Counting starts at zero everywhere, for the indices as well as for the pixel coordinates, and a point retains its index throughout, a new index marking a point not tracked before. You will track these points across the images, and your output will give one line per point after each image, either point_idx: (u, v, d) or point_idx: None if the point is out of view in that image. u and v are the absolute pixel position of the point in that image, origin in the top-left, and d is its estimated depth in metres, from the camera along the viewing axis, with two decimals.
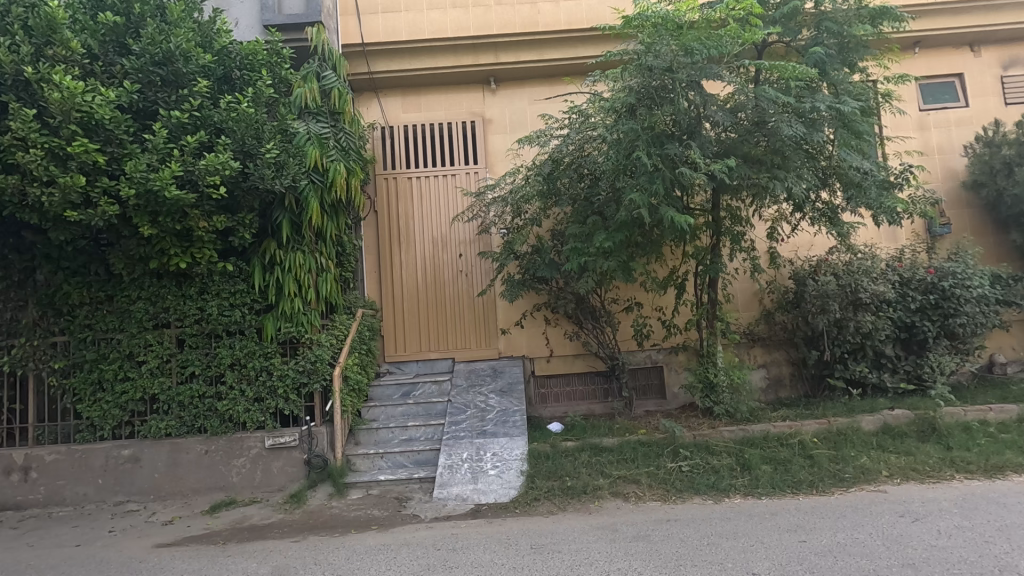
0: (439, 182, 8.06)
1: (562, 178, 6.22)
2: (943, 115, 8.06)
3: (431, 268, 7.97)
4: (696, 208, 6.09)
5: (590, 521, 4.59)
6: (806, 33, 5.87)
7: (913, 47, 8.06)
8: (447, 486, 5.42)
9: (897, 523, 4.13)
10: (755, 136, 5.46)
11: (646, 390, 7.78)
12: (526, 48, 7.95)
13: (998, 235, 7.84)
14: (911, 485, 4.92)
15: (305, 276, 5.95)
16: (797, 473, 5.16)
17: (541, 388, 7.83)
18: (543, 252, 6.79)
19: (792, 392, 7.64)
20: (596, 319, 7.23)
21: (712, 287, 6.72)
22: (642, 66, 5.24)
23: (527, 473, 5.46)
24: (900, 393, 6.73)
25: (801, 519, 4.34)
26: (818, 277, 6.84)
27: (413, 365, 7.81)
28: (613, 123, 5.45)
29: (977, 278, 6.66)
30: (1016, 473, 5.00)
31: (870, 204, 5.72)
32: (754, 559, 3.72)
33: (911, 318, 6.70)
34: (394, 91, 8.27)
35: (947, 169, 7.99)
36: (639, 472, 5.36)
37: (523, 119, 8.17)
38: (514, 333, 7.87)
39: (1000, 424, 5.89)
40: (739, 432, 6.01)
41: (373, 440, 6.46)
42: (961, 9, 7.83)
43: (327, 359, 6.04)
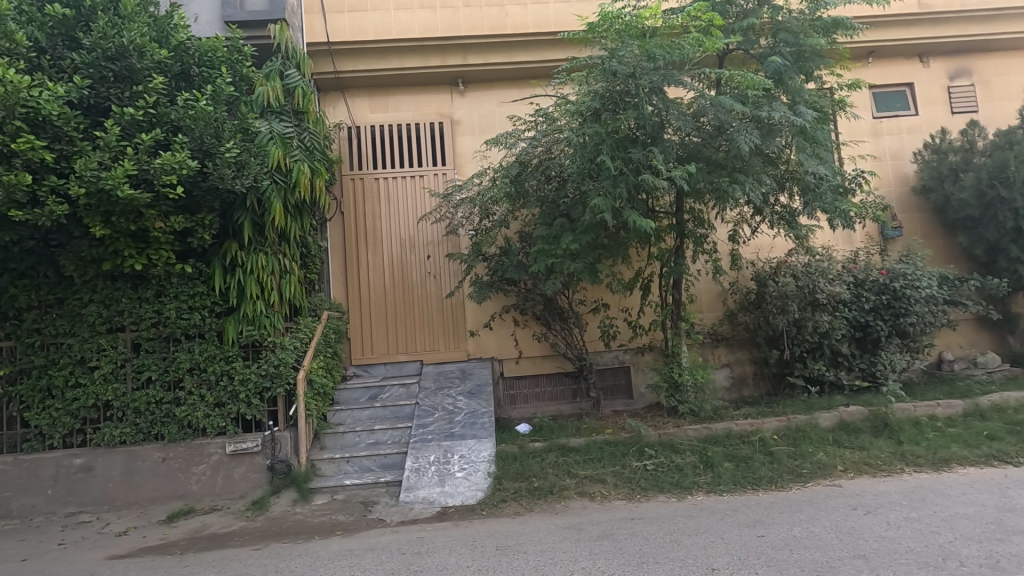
0: (407, 183, 8.00)
1: (530, 180, 6.24)
2: (895, 122, 8.39)
3: (399, 270, 7.90)
4: (660, 211, 6.20)
5: (556, 522, 4.62)
6: (765, 41, 6.04)
7: (866, 57, 8.39)
8: (413, 489, 5.38)
9: (851, 516, 4.28)
10: (716, 140, 5.59)
11: (614, 390, 7.88)
12: (494, 51, 7.98)
13: (946, 237, 8.21)
14: (864, 479, 5.11)
15: (267, 277, 5.81)
16: (757, 470, 5.30)
17: (510, 389, 7.84)
18: (511, 254, 6.81)
19: (755, 391, 7.84)
20: (564, 320, 7.27)
21: (676, 288, 6.85)
22: (606, 71, 5.31)
23: (494, 475, 5.46)
24: (855, 390, 6.97)
25: (760, 515, 4.45)
26: (778, 278, 7.04)
27: (380, 368, 7.73)
28: (579, 127, 5.51)
29: (926, 278, 6.94)
30: (961, 466, 5.23)
31: (825, 207, 5.92)
32: (714, 555, 3.79)
33: (866, 317, 6.95)
34: (361, 91, 8.18)
35: (899, 174, 8.33)
36: (605, 472, 5.42)
37: (491, 120, 8.18)
38: (483, 334, 7.86)
39: (947, 419, 6.16)
40: (703, 431, 6.14)
41: (339, 443, 6.38)
42: (911, 21, 8.18)
43: (292, 363, 5.93)
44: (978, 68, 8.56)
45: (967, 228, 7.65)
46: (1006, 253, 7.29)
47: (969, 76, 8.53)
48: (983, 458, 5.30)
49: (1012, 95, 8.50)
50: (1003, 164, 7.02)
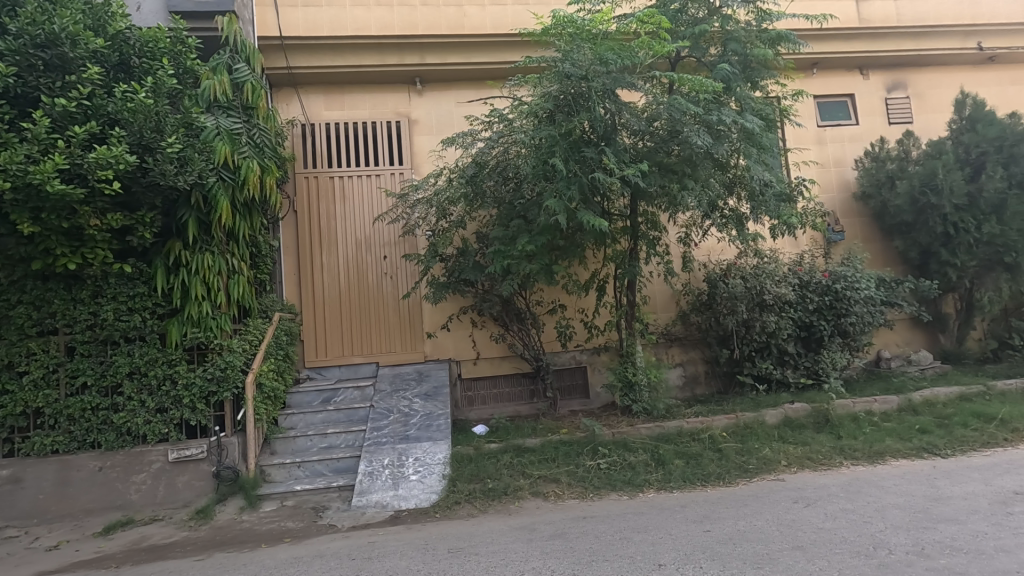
0: (363, 182, 7.88)
1: (487, 181, 6.22)
2: (838, 131, 8.78)
3: (354, 270, 7.77)
4: (615, 213, 6.29)
5: (509, 522, 4.63)
6: (714, 50, 6.23)
7: (811, 68, 8.75)
8: (366, 493, 5.29)
9: (792, 509, 4.45)
10: (669, 144, 5.70)
11: (571, 390, 7.95)
12: (452, 51, 7.96)
13: (884, 241, 8.63)
14: (805, 473, 5.31)
15: (214, 278, 5.60)
16: (706, 467, 5.45)
17: (468, 390, 7.82)
18: (468, 254, 6.80)
19: (707, 389, 8.05)
20: (521, 321, 7.30)
21: (630, 290, 6.97)
22: (560, 73, 5.37)
23: (449, 477, 5.43)
24: (800, 388, 7.25)
25: (707, 510, 4.57)
26: (728, 280, 7.28)
27: (335, 370, 7.58)
28: (534, 128, 5.56)
29: (865, 280, 7.28)
30: (894, 458, 5.51)
31: (770, 212, 6.13)
32: (662, 550, 3.87)
33: (810, 317, 7.23)
34: (315, 87, 8.01)
35: (841, 181, 8.71)
36: (559, 472, 5.47)
37: (449, 121, 8.14)
38: (440, 336, 7.81)
39: (883, 413, 6.48)
40: (656, 429, 6.28)
41: (291, 448, 6.23)
42: (851, 35, 8.59)
43: (240, 366, 5.74)
44: (912, 81, 9.04)
45: (902, 233, 8.08)
46: (937, 257, 7.72)
47: (905, 88, 9.01)
48: (914, 450, 5.60)
49: (943, 108, 9.01)
50: (932, 172, 7.45)
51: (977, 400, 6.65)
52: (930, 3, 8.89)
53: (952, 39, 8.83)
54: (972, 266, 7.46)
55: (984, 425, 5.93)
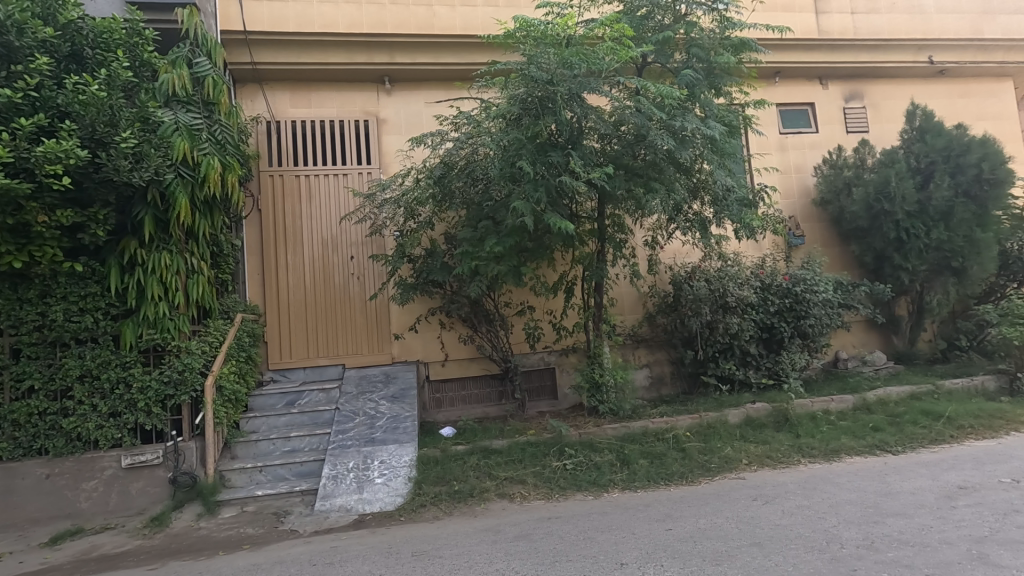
0: (330, 181, 7.76)
1: (455, 182, 6.19)
2: (799, 138, 9.05)
3: (320, 270, 7.64)
4: (583, 216, 6.35)
5: (475, 524, 4.61)
6: (678, 56, 6.36)
7: (773, 76, 9.01)
8: (330, 497, 5.20)
9: (751, 506, 4.56)
10: (635, 148, 5.80)
11: (539, 391, 7.99)
12: (421, 51, 7.92)
13: (841, 246, 8.93)
14: (765, 471, 5.45)
15: (171, 278, 5.42)
16: (670, 466, 5.54)
17: (436, 392, 7.77)
18: (436, 255, 6.77)
19: (673, 390, 8.19)
20: (489, 323, 7.30)
21: (598, 291, 7.04)
22: (526, 76, 5.41)
23: (415, 479, 5.38)
24: (762, 388, 7.43)
25: (670, 509, 4.64)
26: (692, 282, 7.43)
27: (299, 372, 7.44)
28: (501, 131, 5.58)
29: (823, 283, 7.50)
30: (848, 455, 5.70)
31: (733, 217, 6.26)
32: (624, 550, 3.91)
33: (772, 319, 7.42)
34: (281, 84, 7.87)
35: (801, 187, 8.98)
36: (525, 473, 5.49)
37: (418, 121, 8.10)
38: (408, 337, 7.74)
39: (840, 412, 6.69)
40: (621, 429, 6.37)
41: (252, 453, 6.09)
42: (811, 46, 8.87)
43: (199, 368, 5.57)
44: (868, 92, 9.38)
45: (858, 238, 8.37)
46: (890, 261, 8.03)
47: (862, 98, 9.34)
48: (867, 447, 5.80)
49: (897, 118, 9.38)
50: (886, 179, 7.75)
51: (927, 398, 6.94)
52: (884, 17, 9.20)
53: (905, 53, 9.21)
54: (923, 270, 7.78)
55: (933, 422, 6.19)
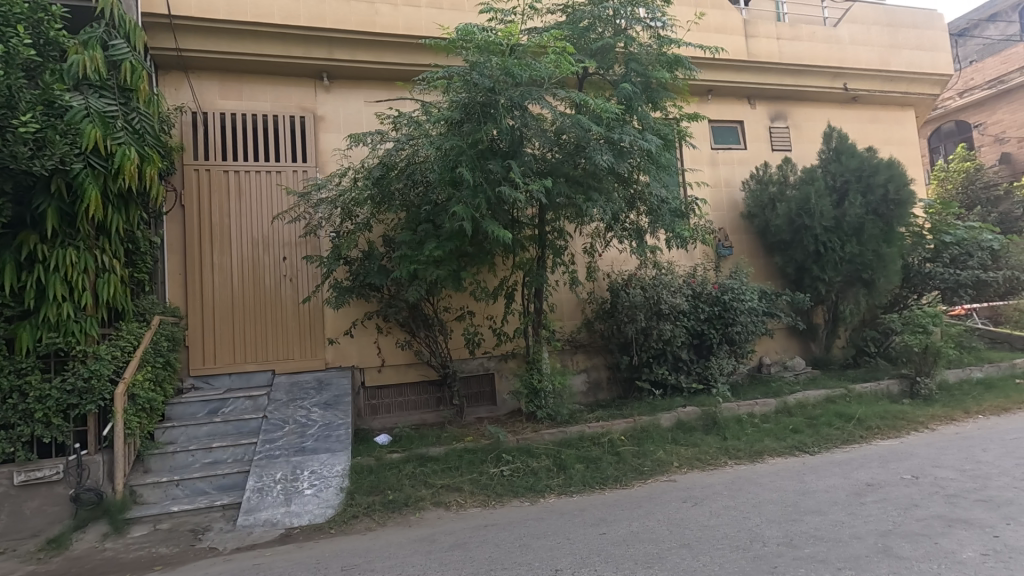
0: (261, 178, 7.40)
1: (395, 184, 6.07)
2: (728, 154, 9.51)
3: (249, 271, 7.26)
4: (524, 222, 6.38)
5: (408, 534, 4.49)
6: (618, 69, 6.53)
7: (706, 94, 9.43)
8: (254, 511, 4.91)
9: (681, 508, 4.70)
10: (575, 158, 5.93)
11: (478, 397, 7.94)
12: (361, 49, 7.72)
13: (766, 257, 9.44)
14: (694, 473, 5.65)
15: (78, 277, 4.93)
16: (605, 470, 5.62)
17: (371, 399, 7.57)
18: (373, 258, 6.60)
19: (609, 395, 8.35)
20: (428, 328, 7.18)
21: (537, 297, 7.08)
22: (468, 82, 5.41)
23: (347, 490, 5.18)
24: (692, 392, 7.70)
25: (603, 513, 4.71)
26: (629, 289, 7.64)
27: (224, 379, 7.04)
28: (441, 135, 5.54)
29: (749, 292, 7.87)
30: (771, 456, 6.01)
31: (666, 228, 6.39)
32: (559, 556, 3.92)
33: (702, 326, 7.74)
34: (210, 74, 7.45)
35: (730, 201, 9.44)
36: (462, 480, 5.42)
37: (358, 119, 7.90)
38: (343, 342, 7.48)
39: (763, 415, 7.06)
40: (558, 434, 6.45)
41: (168, 465, 5.68)
42: (740, 67, 9.35)
43: (109, 375, 5.13)
44: (792, 113, 10.00)
45: (782, 250, 8.94)
46: (809, 273, 8.59)
47: (785, 119, 9.95)
48: (788, 448, 6.14)
49: (816, 139, 10.07)
50: (807, 196, 8.35)
51: (840, 401, 7.43)
52: (806, 44, 9.78)
53: (822, 79, 9.91)
54: (838, 281, 8.36)
55: (845, 423, 6.64)
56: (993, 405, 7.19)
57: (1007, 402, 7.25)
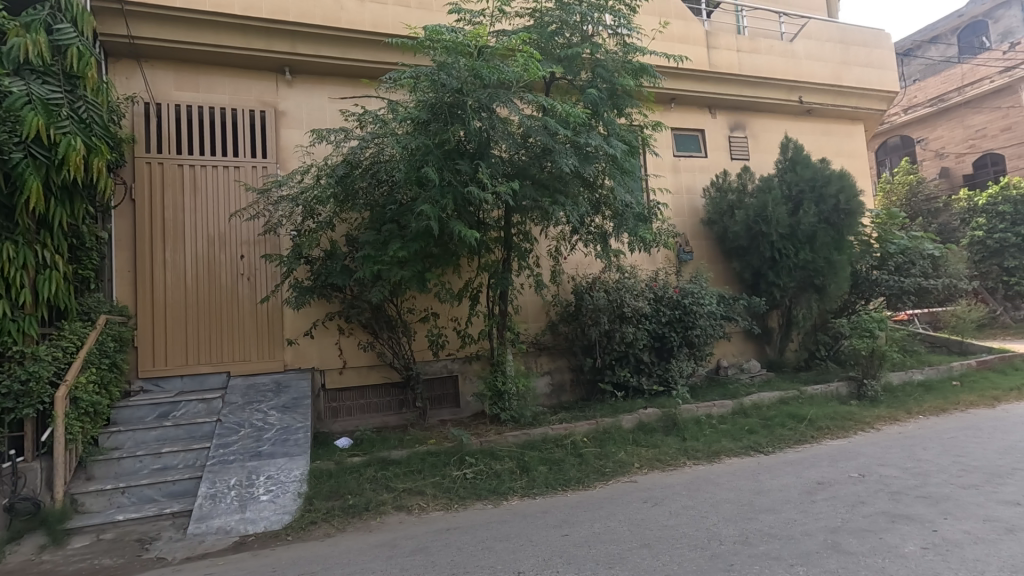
0: (218, 173, 7.15)
1: (359, 182, 5.98)
2: (690, 161, 9.74)
3: (203, 269, 7.00)
4: (490, 223, 6.38)
5: (369, 540, 4.41)
6: (584, 74, 6.60)
7: (669, 102, 9.64)
8: (206, 518, 4.71)
9: (641, 508, 4.77)
10: (542, 161, 5.95)
11: (441, 399, 7.88)
12: (325, 44, 7.56)
13: (724, 262, 9.72)
14: (654, 474, 5.75)
15: (15, 273, 4.64)
16: (567, 472, 5.65)
17: (332, 401, 7.41)
18: (336, 257, 6.47)
19: (572, 397, 8.42)
20: (391, 329, 7.08)
21: (502, 300, 7.09)
22: (435, 82, 5.40)
23: (305, 495, 5.04)
24: (653, 394, 7.84)
25: (566, 514, 4.74)
26: (593, 292, 7.74)
27: (175, 381, 6.76)
28: (407, 134, 5.50)
29: (708, 297, 8.07)
30: (727, 457, 6.17)
31: (630, 232, 6.47)
32: (522, 558, 3.92)
33: (662, 329, 7.89)
34: (164, 63, 7.17)
35: (691, 207, 9.67)
36: (424, 484, 5.36)
37: (321, 116, 7.73)
38: (302, 343, 7.30)
39: (720, 416, 7.25)
40: (522, 436, 6.46)
41: (114, 473, 5.41)
42: (702, 77, 9.59)
43: (48, 377, 4.86)
44: (750, 124, 10.33)
45: (739, 256, 9.23)
46: (765, 278, 8.93)
47: (744, 129, 10.26)
48: (743, 448, 6.33)
49: (773, 149, 10.42)
50: (764, 205, 8.69)
51: (793, 403, 7.71)
52: (764, 58, 10.12)
53: (779, 91, 10.27)
54: (791, 287, 8.69)
55: (798, 424, 6.88)
56: (933, 406, 7.59)
57: (945, 403, 7.68)
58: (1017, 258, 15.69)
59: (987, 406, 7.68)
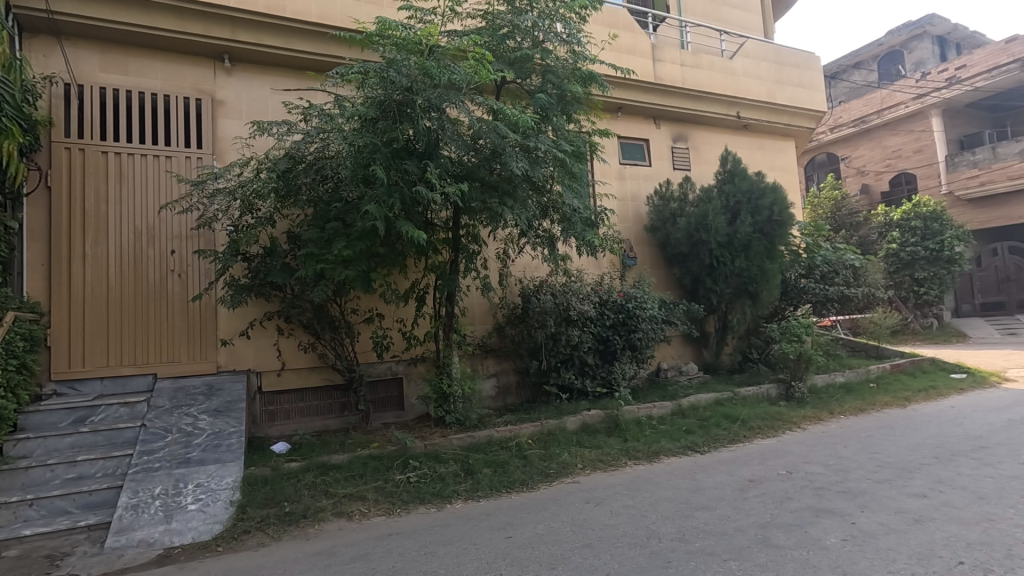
0: (148, 163, 6.72)
1: (301, 178, 5.79)
2: (635, 169, 10.01)
3: (129, 263, 6.56)
4: (438, 224, 6.33)
5: (306, 548, 4.26)
6: (534, 79, 6.67)
7: (616, 111, 9.89)
8: (127, 531, 4.40)
9: (584, 509, 4.85)
10: (491, 163, 5.94)
11: (385, 402, 7.73)
12: (268, 33, 7.26)
13: (666, 268, 10.05)
14: (596, 474, 5.87)
15: None
16: (512, 474, 5.66)
17: (269, 405, 7.11)
18: (276, 255, 6.23)
19: (517, 399, 8.46)
20: (334, 330, 6.87)
21: (449, 301, 7.03)
22: (384, 79, 5.30)
23: (238, 503, 4.81)
24: (597, 396, 7.99)
25: (510, 516, 4.75)
26: (540, 295, 7.83)
27: (95, 384, 6.30)
28: (354, 131, 5.39)
29: (651, 301, 8.31)
30: (666, 456, 6.38)
31: (577, 236, 6.55)
32: (465, 562, 3.90)
33: (607, 332, 8.06)
34: (88, 42, 6.69)
35: (635, 214, 9.94)
36: (366, 488, 5.23)
37: (262, 107, 7.42)
38: (237, 344, 6.97)
39: (660, 417, 7.47)
40: (466, 439, 6.43)
41: (20, 484, 4.97)
42: (648, 89, 9.90)
43: None
44: (692, 135, 10.74)
45: (680, 262, 9.60)
46: (703, 284, 9.33)
47: (686, 141, 10.67)
48: (681, 448, 6.56)
49: (712, 161, 10.89)
50: (704, 214, 9.09)
51: (727, 404, 8.06)
52: (705, 73, 10.55)
53: (720, 105, 10.73)
54: (727, 293, 9.13)
55: (732, 425, 7.20)
56: (852, 406, 8.15)
57: (863, 404, 8.26)
58: (926, 270, 17.11)
59: (899, 406, 8.32)
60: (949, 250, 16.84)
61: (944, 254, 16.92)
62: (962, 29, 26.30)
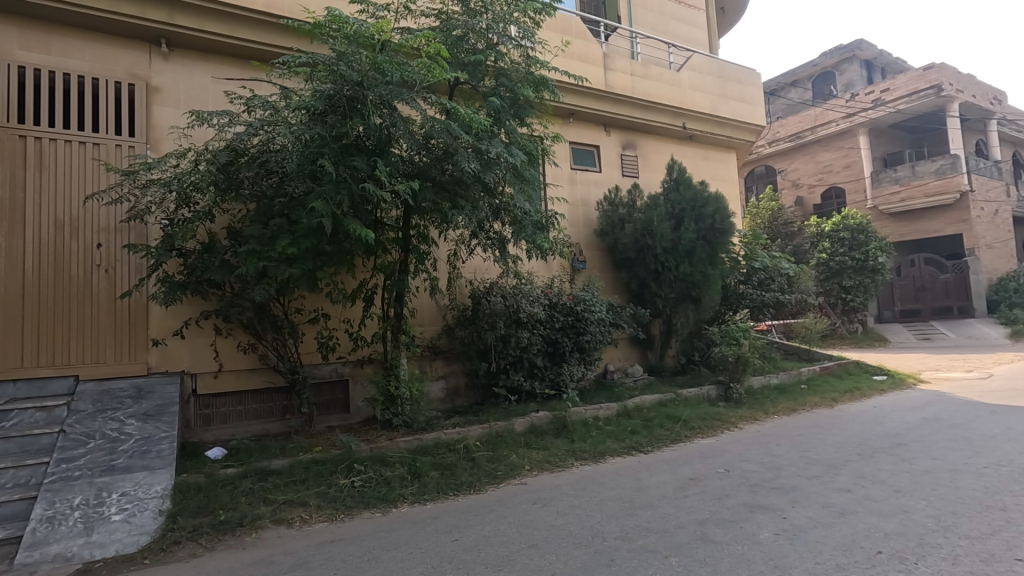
0: (73, 149, 6.28)
1: (243, 172, 5.57)
2: (585, 175, 10.18)
3: (49, 256, 6.09)
4: (388, 224, 6.23)
5: (243, 558, 4.07)
6: (488, 81, 6.66)
7: (568, 116, 10.03)
8: (41, 545, 4.06)
9: (530, 510, 4.88)
10: (443, 163, 5.88)
11: (329, 405, 7.51)
12: (210, 18, 6.93)
13: (614, 272, 10.27)
14: (544, 475, 5.91)
15: None
16: (460, 476, 5.62)
17: (204, 408, 6.77)
18: (214, 252, 5.95)
19: (466, 401, 8.44)
20: (276, 331, 6.62)
21: (398, 302, 6.91)
22: (334, 72, 5.17)
23: (167, 513, 4.54)
24: (545, 397, 8.04)
25: (456, 520, 4.71)
26: (490, 297, 7.84)
27: (7, 386, 5.81)
28: (301, 124, 5.23)
29: (599, 304, 8.46)
30: (611, 456, 6.51)
31: (528, 239, 6.58)
32: (410, 566, 3.84)
33: (556, 334, 8.15)
34: (5, 16, 6.19)
35: (585, 218, 10.11)
36: (307, 494, 5.06)
37: (201, 96, 7.08)
38: (171, 344, 6.60)
39: (606, 418, 7.61)
40: (413, 442, 6.34)
41: None
42: (599, 96, 10.10)
43: None
44: (640, 144, 11.04)
45: (628, 266, 9.84)
46: (649, 289, 9.60)
47: (635, 148, 10.95)
48: (626, 448, 6.71)
49: (659, 169, 11.23)
50: (651, 220, 9.36)
51: (670, 404, 8.32)
52: (654, 83, 10.87)
53: (667, 115, 11.08)
54: (672, 297, 9.43)
55: (674, 425, 7.42)
56: (785, 406, 8.58)
57: (795, 405, 8.71)
58: (853, 278, 18.25)
59: (827, 406, 8.83)
60: (872, 260, 18.05)
61: (869, 264, 18.12)
62: (886, 55, 28.34)
